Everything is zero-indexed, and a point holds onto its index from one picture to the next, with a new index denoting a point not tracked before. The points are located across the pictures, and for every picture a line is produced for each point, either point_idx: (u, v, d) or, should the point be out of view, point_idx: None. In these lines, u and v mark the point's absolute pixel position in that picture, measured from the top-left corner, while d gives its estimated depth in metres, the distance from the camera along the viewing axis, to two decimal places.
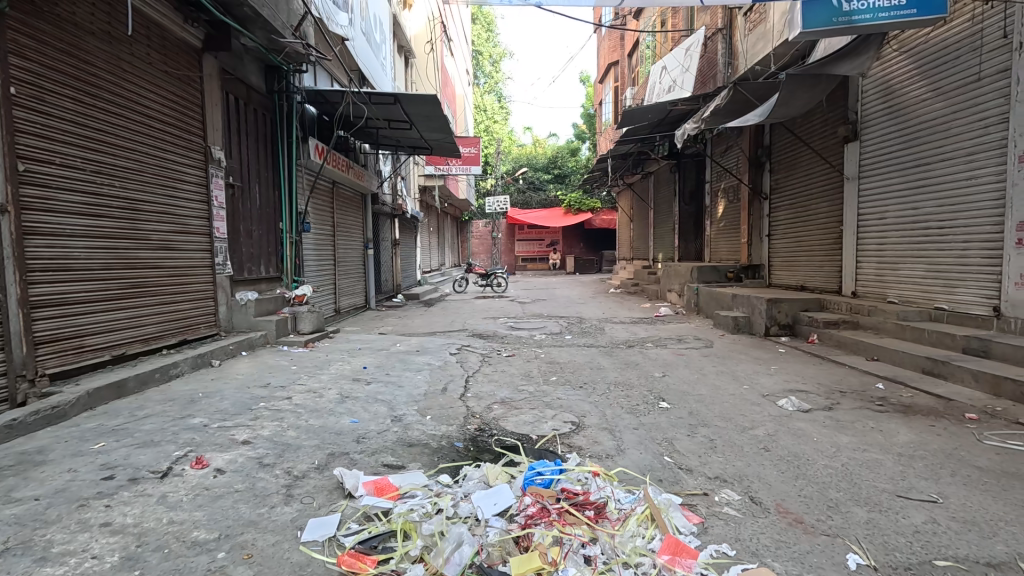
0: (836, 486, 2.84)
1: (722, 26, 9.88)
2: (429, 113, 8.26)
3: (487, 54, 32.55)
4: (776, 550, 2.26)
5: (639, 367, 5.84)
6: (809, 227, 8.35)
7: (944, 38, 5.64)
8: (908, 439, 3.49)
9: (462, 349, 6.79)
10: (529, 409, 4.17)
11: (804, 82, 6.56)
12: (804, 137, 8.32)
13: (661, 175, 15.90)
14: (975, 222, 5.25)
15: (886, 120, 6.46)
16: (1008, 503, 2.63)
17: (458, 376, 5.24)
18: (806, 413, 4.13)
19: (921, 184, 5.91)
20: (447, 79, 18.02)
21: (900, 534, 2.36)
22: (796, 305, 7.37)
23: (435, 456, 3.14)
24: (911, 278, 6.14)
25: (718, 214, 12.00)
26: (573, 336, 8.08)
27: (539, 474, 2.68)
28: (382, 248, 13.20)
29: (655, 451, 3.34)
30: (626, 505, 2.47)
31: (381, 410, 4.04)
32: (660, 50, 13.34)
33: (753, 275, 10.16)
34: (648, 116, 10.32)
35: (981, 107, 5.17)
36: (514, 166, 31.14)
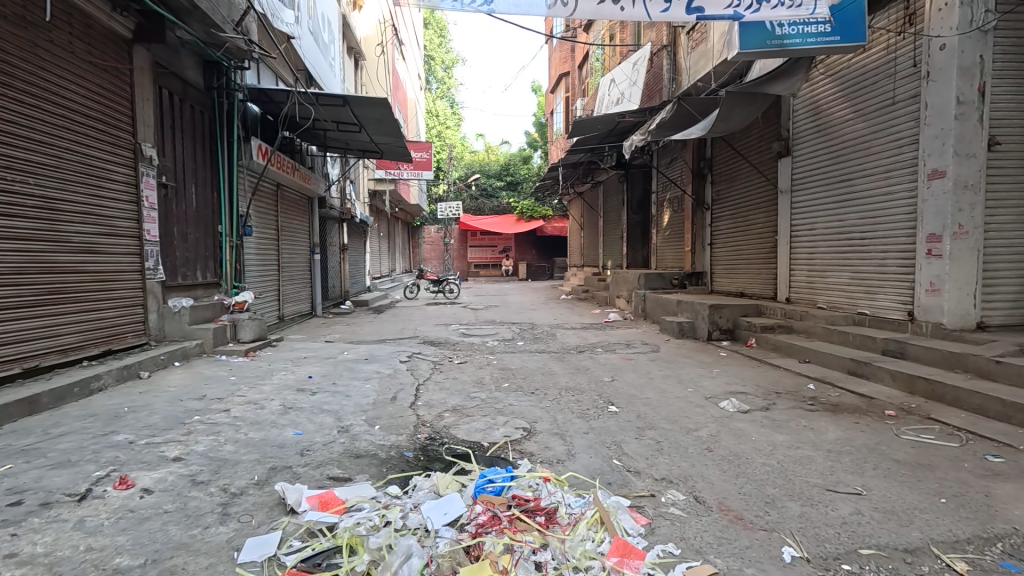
0: (773, 482, 2.99)
1: (667, 43, 10.32)
2: (380, 116, 8.12)
3: (439, 59, 32.53)
4: (718, 546, 2.34)
5: (589, 372, 5.94)
6: (748, 236, 8.81)
7: (864, 64, 6.12)
8: (836, 436, 3.73)
9: (412, 356, 6.68)
10: (480, 416, 4.15)
11: (741, 99, 6.94)
12: (742, 151, 8.79)
13: (609, 184, 16.34)
14: (891, 235, 5.70)
15: (815, 138, 6.93)
16: (922, 492, 2.86)
17: (408, 384, 5.14)
18: (745, 413, 4.34)
19: (846, 198, 6.37)
20: (398, 82, 17.80)
21: (829, 526, 2.51)
22: (736, 311, 7.74)
23: (383, 467, 3.06)
24: (837, 285, 6.59)
25: (664, 223, 12.46)
26: (524, 342, 8.13)
27: (490, 482, 2.67)
28: (329, 253, 12.80)
29: (605, 455, 3.40)
30: (576, 509, 2.49)
31: (327, 421, 3.90)
32: (609, 62, 13.76)
33: (696, 282, 10.59)
34: (597, 126, 10.59)
35: (895, 128, 5.64)
36: (466, 172, 31.11)
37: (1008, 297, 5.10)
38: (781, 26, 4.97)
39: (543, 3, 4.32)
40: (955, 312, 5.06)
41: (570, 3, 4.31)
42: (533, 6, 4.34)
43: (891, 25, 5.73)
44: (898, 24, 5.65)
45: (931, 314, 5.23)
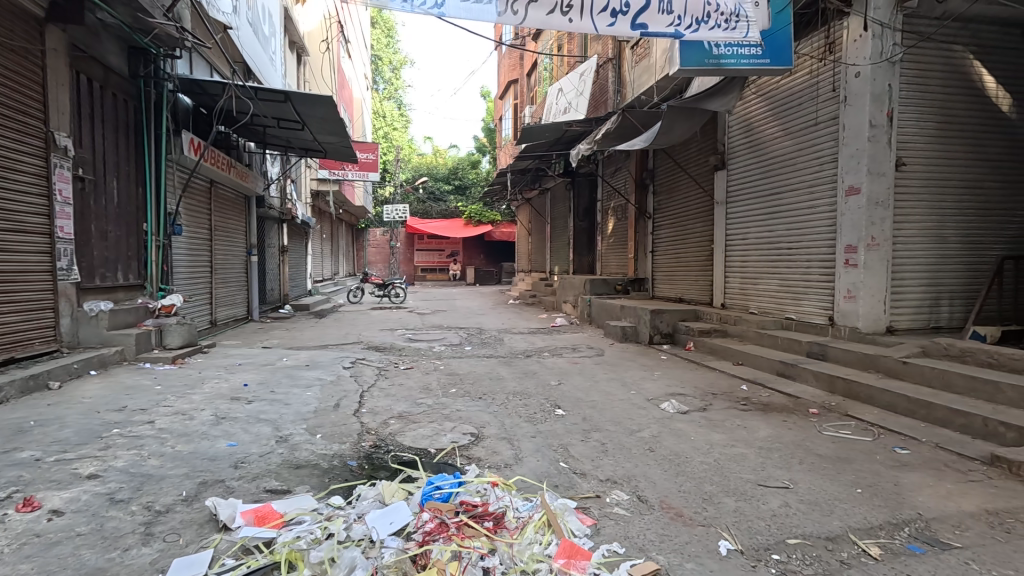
0: (710, 480, 3.14)
1: (613, 56, 10.65)
2: (323, 115, 7.87)
3: (386, 60, 31.99)
4: (660, 543, 2.42)
5: (536, 377, 5.99)
6: (686, 245, 9.22)
7: (791, 86, 6.59)
8: (766, 434, 3.96)
9: (357, 362, 6.48)
10: (427, 422, 4.09)
11: (681, 114, 7.29)
12: (682, 163, 9.22)
13: (557, 191, 16.62)
14: (815, 246, 6.15)
15: (748, 154, 7.37)
16: (841, 483, 3.09)
17: (351, 391, 4.98)
18: (684, 414, 4.53)
19: (775, 210, 6.81)
20: (344, 81, 17.31)
21: (761, 519, 2.66)
22: (676, 316, 8.07)
23: (325, 477, 2.94)
24: (767, 292, 7.02)
25: (608, 230, 12.83)
26: (472, 347, 8.08)
27: (437, 489, 2.62)
28: (267, 255, 12.23)
29: (551, 458, 3.43)
30: (524, 513, 2.50)
31: (264, 431, 3.70)
32: (557, 72, 14.03)
33: (638, 288, 10.95)
34: (545, 134, 10.75)
35: (818, 147, 6.10)
36: (414, 175, 30.71)
37: (914, 304, 5.61)
38: (718, 46, 5.20)
39: (493, 9, 4.30)
40: (869, 317, 5.51)
41: (520, 11, 4.33)
42: (483, 12, 4.32)
43: (814, 52, 6.21)
44: (819, 51, 6.14)
45: (849, 319, 5.67)
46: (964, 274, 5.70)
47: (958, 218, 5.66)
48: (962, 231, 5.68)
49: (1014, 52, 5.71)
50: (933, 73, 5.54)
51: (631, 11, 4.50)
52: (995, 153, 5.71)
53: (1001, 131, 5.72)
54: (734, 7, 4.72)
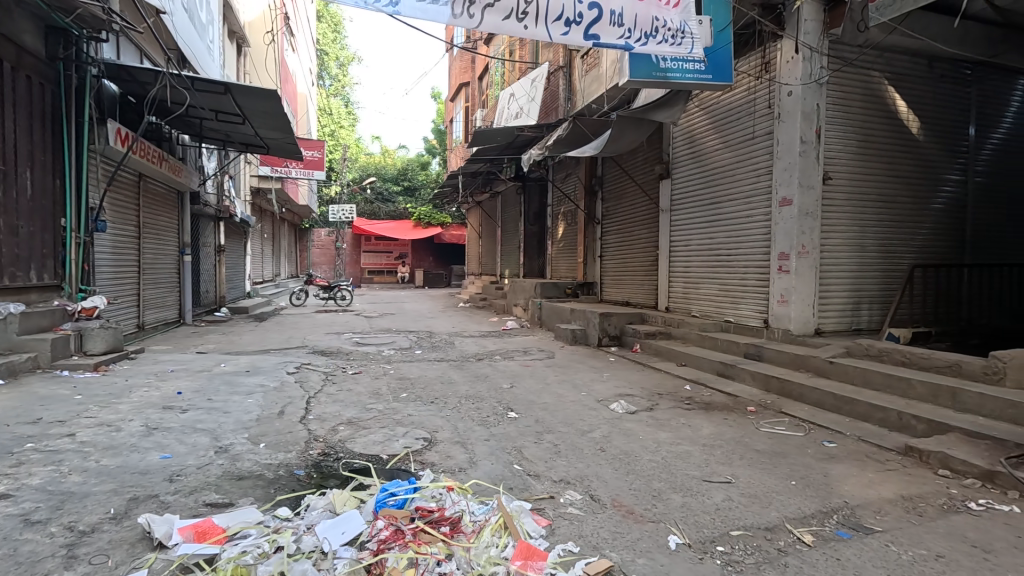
0: (658, 477, 3.25)
1: (563, 64, 10.86)
2: (266, 109, 7.53)
3: (333, 55, 31.01)
4: (613, 541, 2.49)
5: (488, 380, 5.98)
6: (633, 250, 9.53)
7: (730, 101, 6.97)
8: (709, 431, 4.15)
9: (301, 367, 6.23)
10: (379, 428, 3.99)
11: (630, 123, 7.54)
12: (629, 171, 9.53)
13: (508, 196, 16.72)
14: (752, 252, 6.52)
15: (691, 164, 7.72)
16: (777, 476, 3.28)
17: (297, 397, 4.78)
18: (633, 414, 4.67)
19: (716, 219, 7.17)
20: (288, 75, 16.60)
21: (706, 513, 2.79)
22: (623, 319, 8.32)
23: (270, 488, 2.81)
24: (708, 296, 7.37)
25: (558, 234, 13.04)
26: (422, 351, 7.97)
27: (392, 496, 2.56)
28: (202, 254, 11.54)
29: (505, 461, 3.44)
30: (480, 516, 2.49)
31: (202, 441, 3.49)
32: (509, 77, 14.14)
33: (587, 291, 11.19)
34: (497, 138, 10.80)
35: (755, 160, 6.48)
36: (361, 174, 29.98)
37: (838, 308, 6.06)
38: (665, 60, 5.42)
39: (448, 11, 4.25)
40: (800, 320, 5.90)
41: (475, 15, 4.33)
42: (438, 13, 4.26)
43: (752, 70, 6.60)
44: (756, 70, 6.53)
45: (781, 322, 6.05)
46: (880, 280, 6.22)
47: (876, 229, 6.17)
48: (879, 241, 6.19)
49: (923, 80, 6.29)
50: (854, 96, 6.02)
51: (584, 22, 4.61)
52: (907, 170, 6.28)
53: (911, 151, 6.28)
54: (680, 24, 4.95)
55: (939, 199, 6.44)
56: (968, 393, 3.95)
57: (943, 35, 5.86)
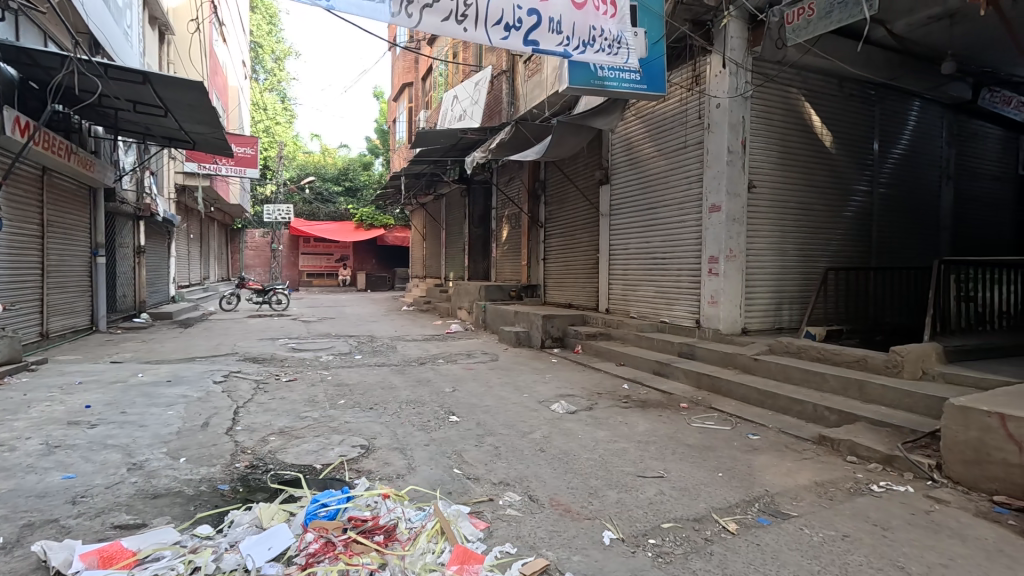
0: (595, 474, 3.33)
1: (506, 68, 10.94)
2: (191, 101, 7.07)
3: (268, 49, 29.57)
4: (550, 540, 2.52)
5: (431, 384, 5.89)
6: (574, 252, 9.73)
7: (664, 111, 7.28)
8: (644, 428, 4.30)
9: (229, 376, 5.88)
10: (313, 437, 3.84)
11: (570, 129, 7.72)
12: (571, 176, 9.74)
13: (452, 198, 16.61)
14: (685, 256, 6.82)
15: (629, 170, 8.00)
16: (706, 469, 3.45)
17: (223, 407, 4.50)
18: (573, 414, 4.76)
19: (652, 223, 7.45)
20: (217, 66, 15.64)
21: (640, 507, 2.88)
22: (566, 320, 8.46)
23: (189, 506, 2.62)
24: (645, 297, 7.64)
25: (502, 237, 13.09)
26: (363, 356, 7.75)
27: (323, 507, 2.47)
28: (119, 256, 10.67)
29: (445, 465, 3.41)
30: (416, 523, 2.44)
31: (113, 458, 3.22)
32: (452, 79, 14.09)
33: (531, 294, 11.30)
34: (441, 139, 10.71)
35: (687, 168, 6.80)
36: (299, 174, 28.81)
37: (762, 308, 6.46)
38: (603, 69, 5.59)
39: (385, 9, 4.16)
40: (728, 320, 6.24)
41: (414, 15, 4.27)
42: (376, 11, 4.16)
43: (684, 83, 6.94)
44: (687, 82, 6.87)
45: (711, 322, 6.37)
46: (799, 282, 6.68)
47: (795, 234, 6.63)
48: (798, 246, 6.66)
49: (834, 97, 6.83)
50: (774, 109, 6.44)
51: (523, 27, 4.66)
52: (822, 180, 6.80)
53: (825, 162, 6.80)
54: (617, 34, 5.12)
55: (849, 208, 7.01)
56: (873, 385, 4.32)
57: (849, 58, 6.44)
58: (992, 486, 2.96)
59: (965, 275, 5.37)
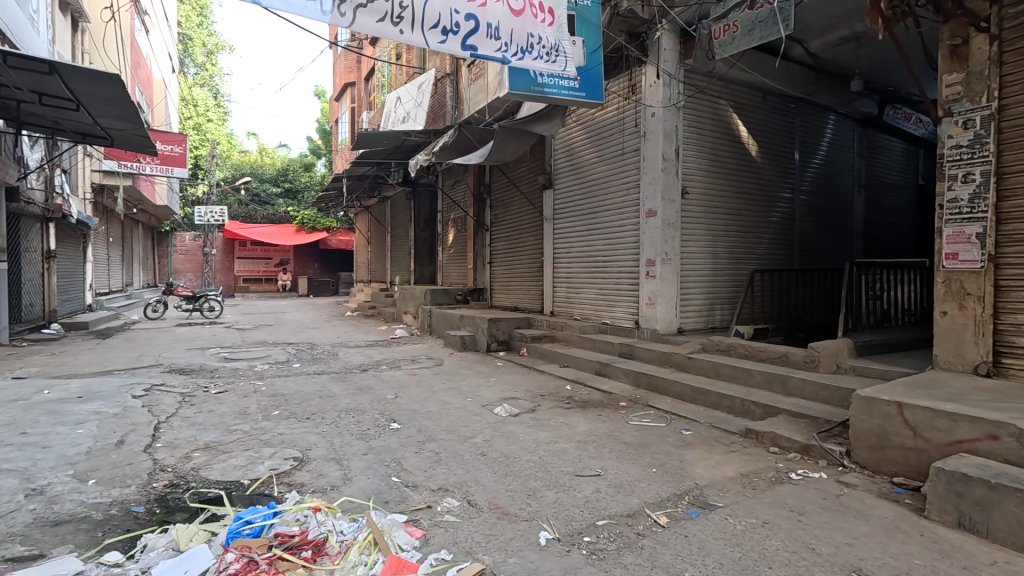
0: (534, 476, 3.37)
1: (450, 72, 10.90)
2: (107, 95, 6.57)
3: (199, 41, 27.93)
4: (487, 544, 2.52)
5: (372, 392, 5.75)
6: (520, 256, 9.81)
7: (603, 118, 7.49)
8: (584, 428, 4.39)
9: (151, 389, 5.50)
10: (241, 451, 3.65)
11: (512, 134, 7.80)
12: (515, 181, 9.84)
13: (398, 201, 16.34)
14: (624, 259, 7.04)
15: (571, 176, 8.18)
16: (641, 465, 3.57)
17: (142, 423, 4.20)
18: (515, 416, 4.79)
19: (594, 227, 7.64)
20: (138, 57, 14.61)
21: (576, 506, 2.94)
22: (511, 323, 8.50)
23: (96, 532, 2.43)
24: (588, 300, 7.82)
25: (448, 241, 13.01)
26: (301, 364, 7.47)
27: (247, 524, 2.36)
28: (24, 261, 9.74)
29: (383, 474, 3.34)
30: (348, 535, 2.38)
31: (7, 484, 2.92)
32: (396, 80, 13.89)
33: (478, 297, 11.28)
34: (384, 141, 10.50)
35: (625, 174, 7.02)
36: (234, 174, 27.42)
37: (696, 308, 6.77)
38: (542, 76, 5.69)
39: (318, 7, 4.05)
40: (665, 320, 6.49)
41: (348, 14, 4.19)
42: (308, 8, 4.03)
43: (621, 91, 7.18)
44: (624, 91, 7.10)
45: (650, 323, 6.59)
46: (730, 283, 7.05)
47: (725, 239, 6.99)
48: (728, 249, 7.03)
49: (758, 109, 7.27)
50: (705, 120, 6.77)
51: (461, 32, 4.66)
52: (749, 187, 7.21)
53: (752, 170, 7.22)
54: (555, 42, 5.21)
55: (774, 213, 7.47)
56: (794, 379, 4.62)
57: (771, 73, 6.88)
58: (892, 469, 3.24)
59: (871, 276, 5.87)
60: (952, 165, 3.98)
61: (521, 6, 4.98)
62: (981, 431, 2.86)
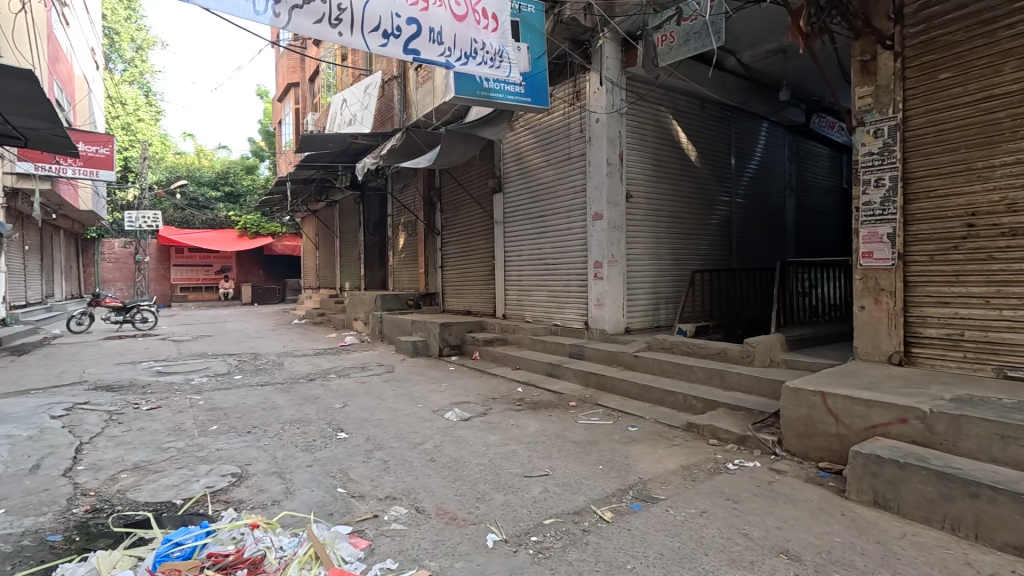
0: (483, 479, 3.37)
1: (397, 74, 10.78)
2: (18, 92, 6.08)
3: (127, 36, 26.26)
4: (433, 550, 2.50)
5: (319, 401, 5.59)
6: (471, 259, 9.81)
7: (550, 123, 7.62)
8: (534, 429, 4.44)
9: (73, 408, 5.10)
10: (174, 469, 3.46)
11: (460, 138, 7.81)
12: (465, 185, 9.84)
13: (346, 205, 15.96)
14: (572, 261, 7.18)
15: (520, 180, 8.27)
16: (588, 463, 3.65)
17: (62, 446, 3.90)
18: (466, 421, 4.79)
19: (543, 230, 7.75)
20: (57, 51, 13.58)
21: (524, 507, 2.97)
22: (463, 327, 8.49)
23: (5, 566, 2.24)
24: (539, 302, 7.92)
25: (399, 245, 12.83)
26: (243, 376, 7.15)
27: (177, 547, 2.24)
28: None
29: (328, 485, 3.25)
30: (288, 551, 2.30)
31: None
32: (342, 82, 13.59)
33: (429, 302, 11.19)
34: (330, 144, 10.24)
35: (572, 178, 7.17)
36: (169, 176, 25.92)
37: (642, 308, 6.99)
38: (488, 80, 5.73)
39: (249, 7, 3.94)
40: (612, 321, 6.67)
41: (283, 15, 4.10)
42: (239, 7, 3.92)
43: (566, 97, 7.33)
44: (570, 97, 7.26)
45: (598, 323, 6.75)
46: (673, 283, 7.32)
47: (668, 241, 7.26)
48: (671, 250, 7.31)
49: (696, 116, 7.59)
50: (647, 126, 7.01)
51: (403, 36, 4.62)
52: (689, 191, 7.51)
53: (692, 174, 7.54)
54: (499, 48, 5.28)
55: (713, 216, 7.83)
56: (731, 373, 4.85)
57: (706, 81, 7.23)
58: (818, 455, 3.46)
59: (800, 274, 6.26)
60: (865, 171, 4.31)
61: (464, 12, 4.99)
62: (893, 415, 3.11)
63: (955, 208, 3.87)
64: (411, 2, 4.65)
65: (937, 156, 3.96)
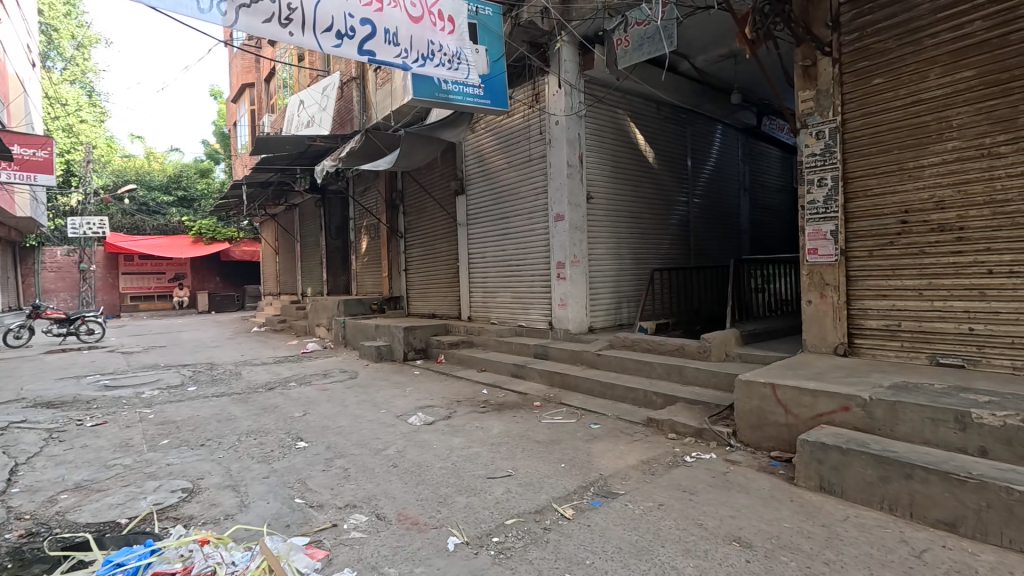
0: (446, 483, 3.36)
1: (356, 75, 10.61)
2: None
3: (67, 33, 24.80)
4: (393, 556, 2.47)
5: (278, 411, 5.42)
6: (435, 262, 9.74)
7: (510, 125, 7.67)
8: (498, 431, 4.44)
9: (8, 428, 4.79)
10: (119, 488, 3.29)
11: (421, 140, 7.75)
12: (427, 187, 9.78)
13: (307, 209, 15.59)
14: (536, 262, 7.23)
15: (482, 182, 8.28)
16: (550, 462, 3.68)
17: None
18: (430, 424, 4.74)
19: (506, 232, 7.77)
20: None
21: (486, 508, 2.97)
22: (427, 331, 8.42)
23: None
24: (504, 303, 7.93)
25: (362, 248, 12.61)
26: (197, 387, 6.87)
27: (119, 567, 2.14)
28: None
29: (285, 496, 3.17)
30: (239, 565, 2.23)
31: None
32: (299, 82, 13.27)
33: (394, 306, 11.03)
34: (287, 146, 9.98)
35: (533, 179, 7.23)
36: (116, 180, 24.65)
37: (605, 307, 7.10)
38: (446, 83, 5.72)
39: (193, 4, 3.83)
40: (576, 320, 6.75)
41: (229, 13, 4.00)
42: (183, 4, 3.81)
43: (526, 99, 7.39)
44: (529, 99, 7.33)
45: (562, 323, 6.82)
46: (635, 282, 7.47)
47: (629, 240, 7.40)
48: (632, 250, 7.45)
49: (653, 119, 7.78)
50: (606, 128, 7.14)
51: (357, 37, 4.55)
52: (648, 191, 7.69)
53: (650, 175, 7.71)
54: (456, 50, 5.29)
55: (671, 215, 8.03)
56: (689, 368, 4.98)
57: (661, 85, 7.40)
58: (769, 444, 3.60)
59: (753, 271, 6.49)
60: (809, 171, 4.52)
61: (420, 13, 4.96)
62: (836, 404, 3.26)
63: (890, 206, 4.10)
64: (365, 2, 4.58)
65: (873, 157, 4.18)
